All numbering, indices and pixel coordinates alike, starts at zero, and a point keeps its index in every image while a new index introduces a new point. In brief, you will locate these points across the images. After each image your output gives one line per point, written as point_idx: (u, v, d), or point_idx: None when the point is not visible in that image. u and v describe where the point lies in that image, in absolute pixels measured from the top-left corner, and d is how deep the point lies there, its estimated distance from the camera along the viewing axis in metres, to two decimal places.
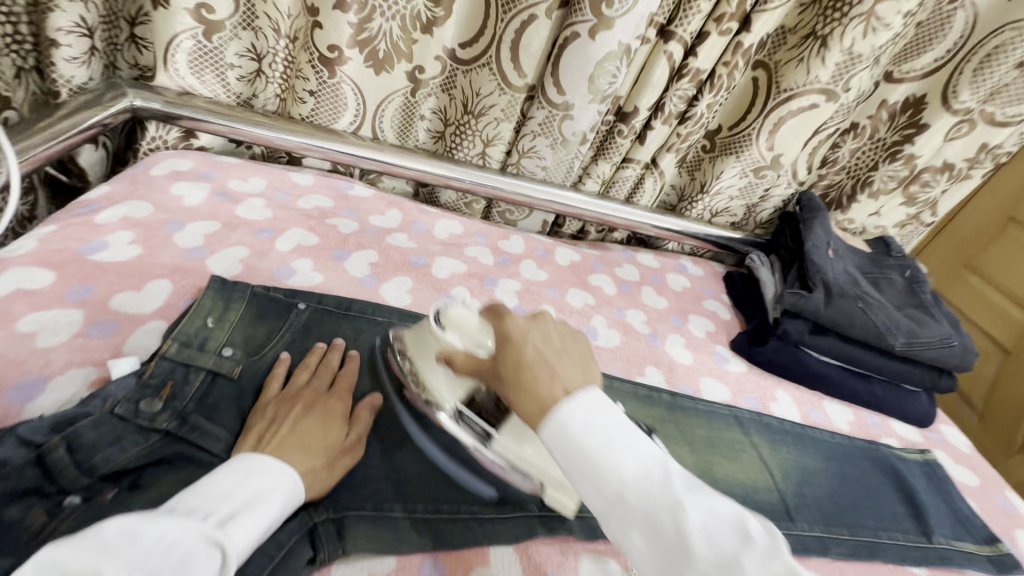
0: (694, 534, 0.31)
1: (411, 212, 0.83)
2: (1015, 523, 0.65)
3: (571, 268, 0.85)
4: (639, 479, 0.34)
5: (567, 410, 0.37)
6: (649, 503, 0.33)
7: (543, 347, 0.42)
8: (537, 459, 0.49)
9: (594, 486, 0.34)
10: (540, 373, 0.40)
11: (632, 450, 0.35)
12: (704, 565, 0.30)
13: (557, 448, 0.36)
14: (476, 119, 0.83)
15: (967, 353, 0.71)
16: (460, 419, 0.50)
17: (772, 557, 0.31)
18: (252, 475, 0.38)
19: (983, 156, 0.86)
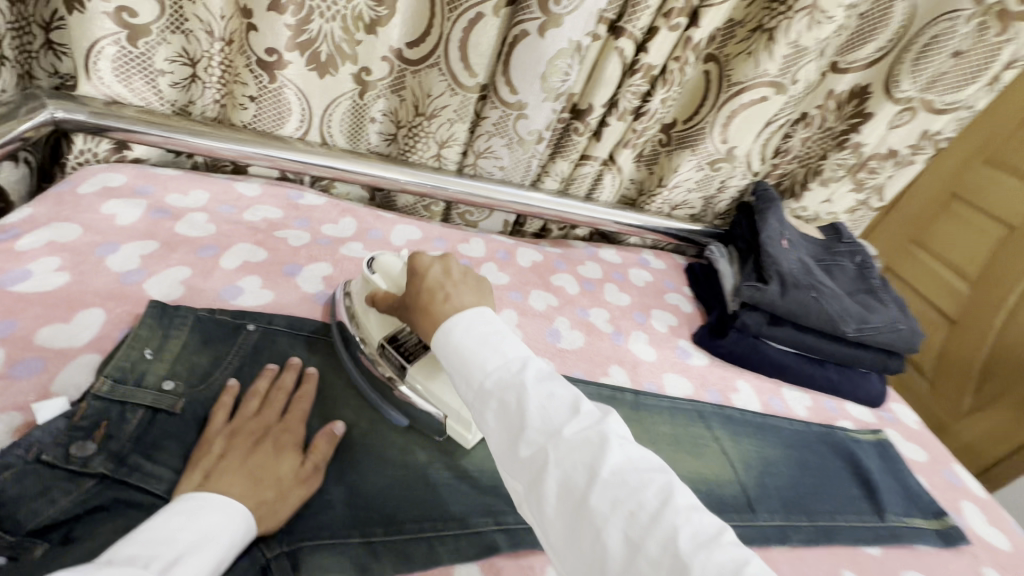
0: (532, 410, 0.39)
1: (366, 219, 0.81)
2: (961, 494, 0.68)
3: (533, 269, 0.84)
4: (500, 372, 0.41)
5: (453, 321, 0.45)
6: (504, 387, 0.41)
7: (446, 278, 0.50)
8: (443, 393, 0.51)
9: (463, 377, 0.42)
10: (437, 297, 0.48)
11: (499, 347, 0.43)
12: (532, 432, 0.38)
13: (443, 351, 0.44)
14: (429, 120, 0.81)
15: (913, 335, 0.74)
16: (381, 353, 0.53)
17: (592, 428, 0.39)
18: (197, 516, 0.38)
19: (926, 142, 0.88)
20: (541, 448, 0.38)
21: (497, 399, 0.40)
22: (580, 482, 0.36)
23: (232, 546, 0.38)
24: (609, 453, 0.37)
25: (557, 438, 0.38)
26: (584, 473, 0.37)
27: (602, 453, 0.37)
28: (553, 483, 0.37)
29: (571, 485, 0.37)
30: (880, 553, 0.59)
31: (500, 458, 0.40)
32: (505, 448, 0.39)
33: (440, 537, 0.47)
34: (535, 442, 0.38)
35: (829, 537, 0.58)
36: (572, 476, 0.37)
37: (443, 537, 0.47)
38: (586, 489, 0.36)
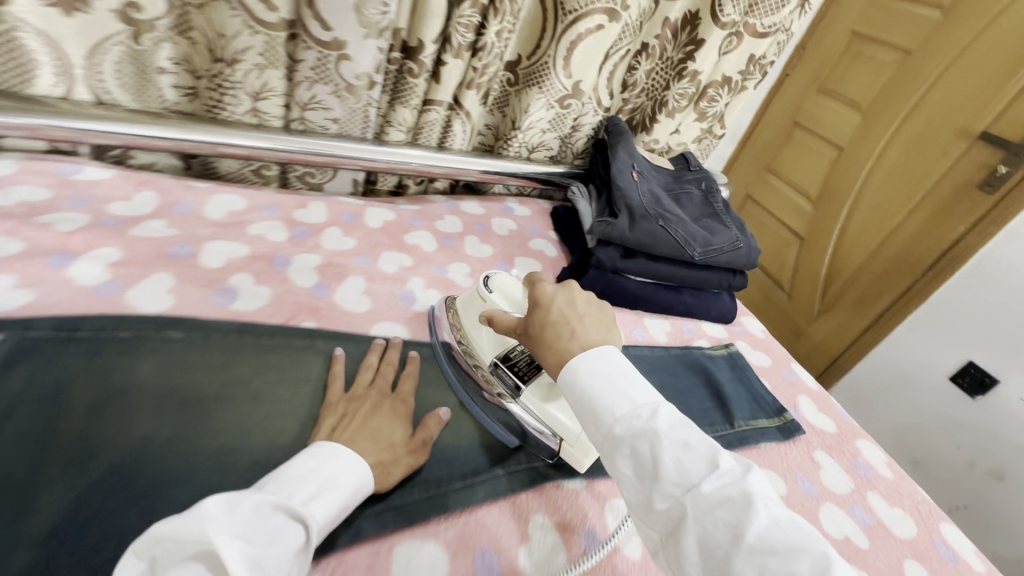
0: (665, 462, 0.37)
1: (172, 191, 0.68)
2: (798, 389, 0.76)
3: (384, 229, 0.77)
4: (628, 415, 0.41)
5: (578, 360, 0.45)
6: (636, 436, 0.39)
7: (569, 310, 0.50)
8: (559, 416, 0.53)
9: (593, 421, 0.42)
10: (561, 331, 0.49)
11: (627, 392, 0.42)
12: (667, 484, 0.37)
13: (570, 393, 0.44)
14: (231, 67, 0.69)
15: (751, 252, 0.79)
16: (495, 372, 0.57)
17: (732, 484, 0.36)
18: (331, 459, 0.42)
19: (753, 67, 0.93)
20: (678, 502, 0.36)
21: (628, 449, 0.39)
22: (722, 542, 0.35)
23: (358, 491, 0.42)
24: (752, 518, 0.34)
25: (694, 493, 0.36)
26: (725, 532, 0.35)
27: (747, 514, 0.34)
28: (691, 540, 0.35)
29: (711, 546, 0.35)
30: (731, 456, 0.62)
31: (637, 505, 0.39)
32: (639, 495, 0.39)
33: None
34: (672, 496, 0.37)
35: None
36: (712, 535, 0.35)
37: None
38: (728, 551, 0.34)
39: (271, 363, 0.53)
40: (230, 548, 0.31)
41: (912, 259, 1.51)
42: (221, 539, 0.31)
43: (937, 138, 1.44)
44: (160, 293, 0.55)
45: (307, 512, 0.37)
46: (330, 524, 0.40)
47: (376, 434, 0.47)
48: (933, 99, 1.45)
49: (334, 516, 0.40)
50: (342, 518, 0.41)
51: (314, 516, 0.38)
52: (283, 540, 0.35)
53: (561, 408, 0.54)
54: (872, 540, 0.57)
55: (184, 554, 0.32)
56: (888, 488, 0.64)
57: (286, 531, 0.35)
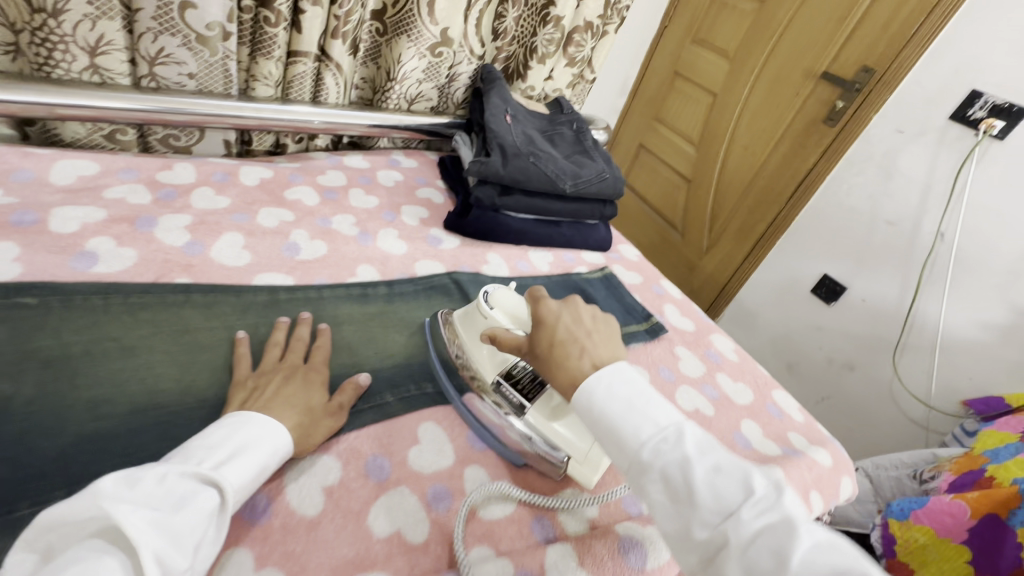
0: (698, 485, 0.37)
1: (8, 158, 0.62)
2: (664, 299, 0.86)
3: (261, 186, 0.76)
4: (655, 438, 0.40)
5: (593, 379, 0.44)
6: (663, 458, 0.39)
7: (574, 333, 0.49)
8: (570, 435, 0.54)
9: (617, 446, 0.41)
10: (569, 350, 0.48)
11: (649, 414, 0.41)
12: (703, 511, 0.36)
13: (590, 417, 0.43)
14: (56, 20, 0.63)
15: (617, 182, 0.87)
16: (499, 391, 0.55)
17: (770, 508, 0.35)
18: (246, 429, 0.41)
19: (611, 12, 1.00)
20: (716, 529, 0.35)
21: (659, 476, 0.39)
22: (767, 570, 0.33)
23: (275, 455, 0.42)
24: (797, 542, 0.33)
25: (733, 519, 0.35)
26: (770, 559, 0.33)
27: (789, 537, 0.33)
28: (737, 573, 0.33)
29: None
30: None
31: (673, 536, 0.38)
32: (678, 529, 0.37)
33: None
34: (709, 523, 0.35)
35: None
36: (756, 563, 0.33)
37: None
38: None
39: (146, 319, 0.52)
40: (130, 517, 0.31)
41: (777, 190, 1.71)
42: (122, 512, 0.30)
43: (791, 79, 1.62)
44: (5, 262, 0.52)
45: (220, 475, 0.37)
46: (248, 488, 0.40)
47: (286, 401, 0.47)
48: (786, 44, 1.62)
49: (252, 477, 0.40)
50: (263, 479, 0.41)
51: (229, 479, 0.37)
52: (195, 505, 0.34)
53: (568, 423, 0.54)
54: (717, 408, 0.68)
55: (86, 532, 0.31)
56: (733, 368, 0.76)
57: (201, 496, 0.35)
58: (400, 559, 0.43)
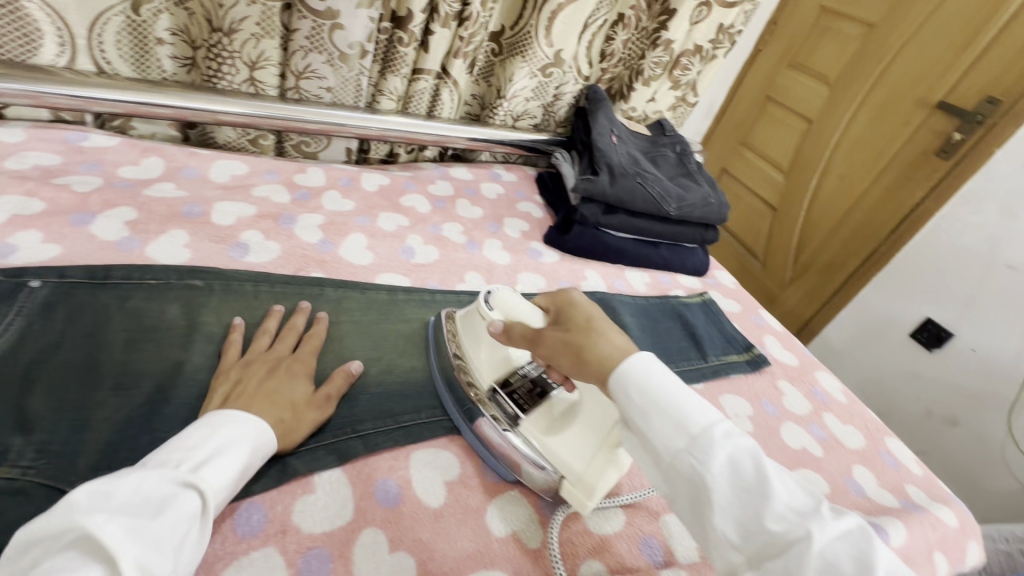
0: (771, 479, 0.36)
1: (177, 157, 0.71)
2: (764, 331, 0.83)
3: (380, 193, 0.82)
4: (722, 432, 0.38)
5: (651, 362, 0.42)
6: (732, 450, 0.37)
7: (607, 318, 0.47)
8: (562, 452, 0.48)
9: (679, 429, 0.38)
10: (605, 330, 0.46)
11: (711, 409, 0.40)
12: (779, 504, 0.35)
13: (643, 402, 0.40)
14: (228, 38, 0.72)
15: (721, 208, 0.86)
16: (494, 397, 0.52)
17: (843, 516, 0.35)
18: (230, 426, 0.40)
19: (723, 36, 0.99)
20: (797, 525, 0.34)
21: (727, 465, 0.37)
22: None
23: (260, 450, 0.41)
24: (878, 550, 0.33)
25: (815, 518, 0.34)
26: (850, 563, 0.32)
27: (867, 542, 0.33)
28: (812, 565, 0.32)
29: (832, 573, 0.32)
30: (704, 386, 0.69)
31: (730, 524, 0.35)
32: (745, 520, 0.35)
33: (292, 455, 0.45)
34: (785, 517, 0.34)
35: None
36: (836, 566, 0.32)
37: (302, 459, 0.45)
38: None
39: (288, 308, 0.58)
40: (105, 529, 0.29)
41: (876, 224, 1.59)
42: (96, 522, 0.29)
43: (899, 107, 1.51)
44: (179, 247, 0.59)
45: (200, 477, 0.36)
46: (231, 487, 0.38)
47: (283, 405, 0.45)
48: (896, 71, 1.52)
49: (235, 478, 0.38)
50: (248, 476, 0.40)
51: (209, 481, 0.36)
52: (174, 509, 0.33)
53: (564, 439, 0.49)
54: (826, 450, 0.65)
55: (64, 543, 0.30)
56: (842, 410, 0.72)
57: (180, 498, 0.34)
58: (518, 561, 0.44)
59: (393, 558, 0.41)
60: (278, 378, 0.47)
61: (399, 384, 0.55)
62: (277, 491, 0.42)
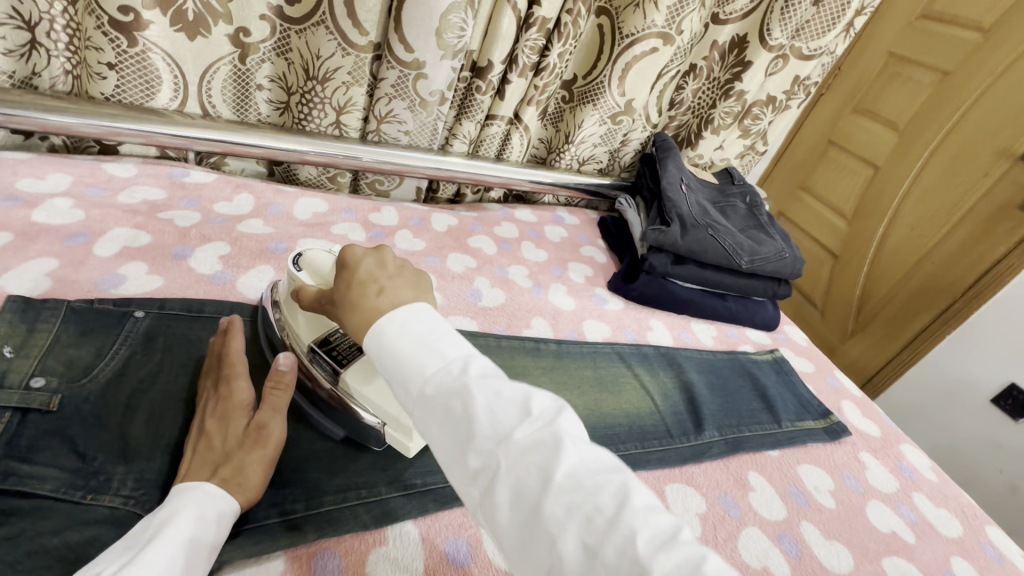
0: (477, 414, 0.31)
1: (265, 194, 0.75)
2: (842, 395, 0.78)
3: (449, 233, 0.83)
4: (441, 372, 0.33)
5: (383, 318, 0.36)
6: (446, 392, 0.32)
7: (369, 274, 0.40)
8: (377, 399, 0.46)
9: (400, 385, 0.34)
10: (368, 290, 0.39)
11: (438, 347, 0.34)
12: (481, 439, 0.31)
13: (377, 361, 0.35)
14: (322, 84, 0.76)
15: (795, 262, 0.83)
16: (312, 359, 0.48)
17: (543, 429, 0.31)
18: (175, 507, 0.36)
19: (797, 88, 0.98)
20: (492, 458, 0.30)
21: (439, 408, 0.32)
22: (533, 487, 0.29)
23: (219, 522, 0.37)
24: (564, 459, 0.29)
25: (507, 442, 0.30)
26: (535, 477, 0.29)
27: (557, 456, 0.29)
28: (506, 495, 0.30)
29: (523, 491, 0.29)
30: (781, 454, 0.65)
31: (449, 469, 0.32)
32: (453, 459, 0.32)
33: (369, 504, 0.44)
34: (486, 451, 0.31)
35: (737, 447, 0.63)
36: (523, 482, 0.30)
37: (377, 508, 0.44)
38: (539, 495, 0.29)
39: None
40: None
41: (948, 281, 1.50)
42: None
43: (975, 157, 1.44)
44: (265, 283, 0.62)
45: (129, 571, 0.31)
46: (188, 562, 0.34)
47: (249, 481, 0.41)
48: (971, 121, 1.45)
49: (185, 550, 0.34)
50: (213, 542, 0.36)
51: (138, 568, 0.32)
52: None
53: (376, 386, 0.46)
54: (919, 535, 0.59)
55: None
56: (933, 490, 0.66)
57: None
58: None
59: None
60: (253, 440, 0.42)
61: None
62: (354, 541, 0.42)
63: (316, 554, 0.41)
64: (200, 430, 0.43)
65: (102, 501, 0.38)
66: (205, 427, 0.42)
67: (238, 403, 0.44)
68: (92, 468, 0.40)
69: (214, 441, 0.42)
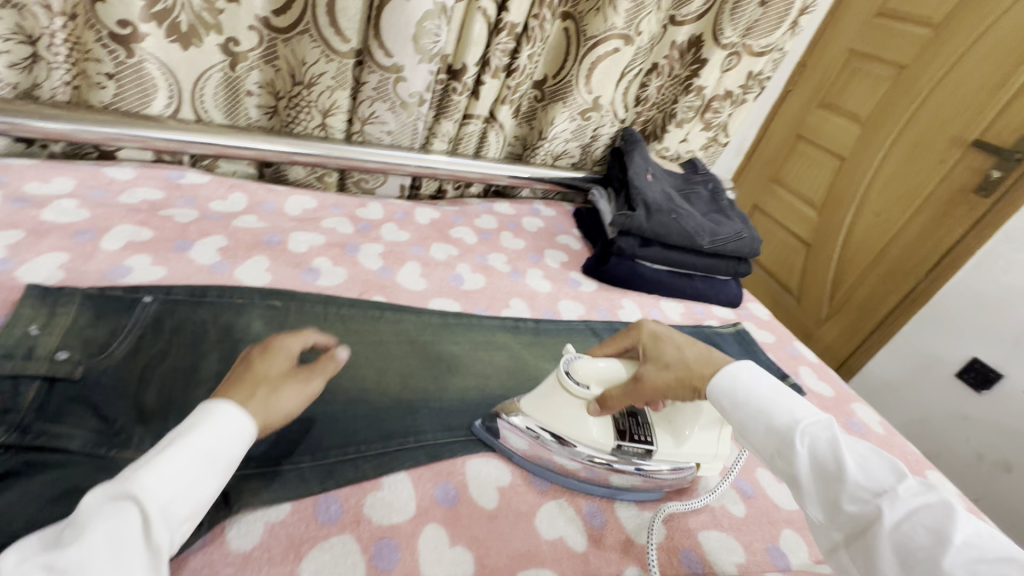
0: (850, 466, 0.40)
1: (257, 193, 0.80)
2: (799, 361, 0.85)
3: (432, 225, 0.89)
4: (809, 422, 0.44)
5: (735, 373, 0.49)
6: (810, 436, 0.43)
7: (685, 338, 0.53)
8: (698, 448, 0.56)
9: (765, 426, 0.45)
10: (695, 359, 0.51)
11: (795, 402, 0.46)
12: (858, 486, 0.40)
13: (730, 405, 0.48)
14: (307, 89, 0.82)
15: (753, 242, 0.90)
16: (623, 454, 0.53)
17: (926, 492, 0.38)
18: (194, 420, 0.38)
19: (752, 82, 1.05)
20: (873, 505, 0.38)
21: (807, 452, 0.43)
22: (923, 542, 0.36)
23: (236, 439, 0.39)
24: (957, 521, 0.36)
25: (890, 497, 0.38)
26: (927, 535, 0.36)
27: (948, 517, 0.36)
28: (886, 543, 0.37)
29: (908, 543, 0.36)
30: None
31: (817, 508, 0.42)
32: (825, 499, 0.41)
33: (364, 458, 0.50)
34: (863, 499, 0.39)
35: None
36: (910, 534, 0.37)
37: (371, 460, 0.50)
38: (933, 552, 0.35)
39: (354, 328, 0.63)
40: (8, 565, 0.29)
41: (913, 264, 1.58)
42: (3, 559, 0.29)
43: (932, 145, 1.53)
44: (262, 271, 0.67)
45: (136, 479, 0.34)
46: (195, 473, 0.36)
47: (279, 410, 0.44)
48: (928, 110, 1.54)
49: (191, 463, 0.36)
50: (223, 453, 0.38)
51: (144, 479, 0.34)
52: (103, 523, 0.31)
53: (690, 441, 0.55)
54: None
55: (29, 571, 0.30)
56: (880, 441, 0.73)
57: (114, 506, 0.33)
58: (565, 563, 0.47)
59: (453, 551, 0.45)
60: (294, 376, 0.47)
61: (454, 403, 0.59)
62: (352, 488, 0.47)
63: (318, 499, 0.46)
64: (246, 359, 0.46)
65: (125, 455, 0.43)
66: (252, 357, 0.46)
67: (285, 350, 0.48)
68: (113, 429, 0.44)
69: (258, 368, 0.45)
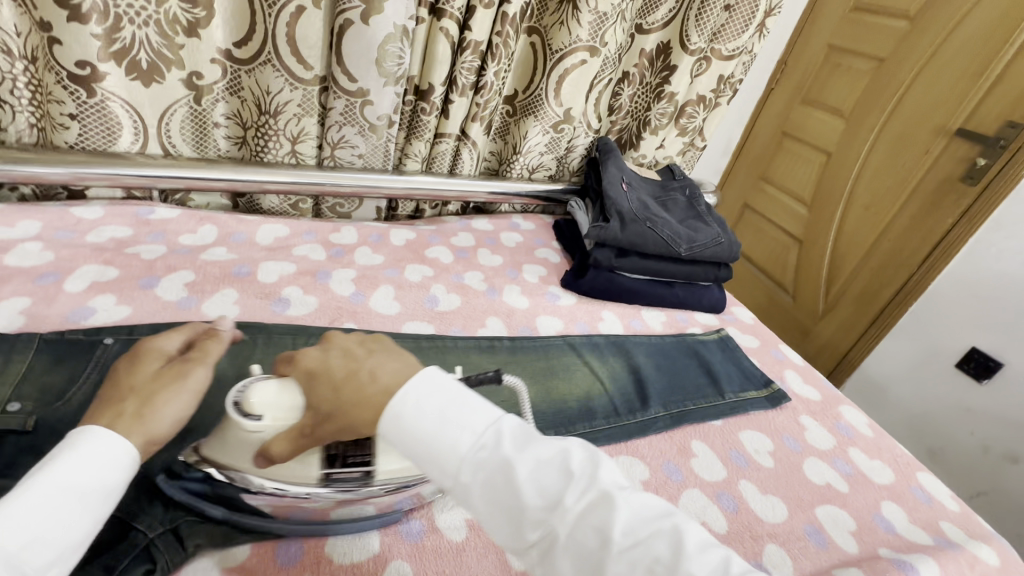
0: (525, 486, 0.37)
1: (228, 224, 0.80)
2: (784, 365, 0.84)
3: (408, 247, 0.88)
4: (475, 448, 0.38)
5: (401, 402, 0.39)
6: (483, 469, 0.37)
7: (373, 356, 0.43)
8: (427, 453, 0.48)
9: (435, 466, 0.38)
10: (374, 379, 0.41)
11: (464, 423, 0.39)
12: (533, 509, 0.36)
13: (399, 441, 0.39)
14: (274, 118, 0.82)
15: (732, 246, 0.89)
16: (333, 484, 0.45)
17: (589, 488, 0.37)
18: (61, 454, 0.36)
19: (724, 86, 1.05)
20: (548, 525, 0.36)
21: (484, 483, 0.37)
22: (592, 545, 0.35)
23: (109, 468, 0.37)
24: (616, 516, 0.36)
25: (562, 510, 0.36)
26: (594, 537, 0.36)
27: (610, 514, 0.36)
28: (565, 555, 0.36)
29: (582, 551, 0.36)
30: (723, 423, 0.69)
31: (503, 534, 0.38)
32: (508, 528, 0.38)
33: None
34: (540, 520, 0.36)
35: (681, 420, 0.67)
36: (584, 540, 0.36)
37: None
38: (601, 555, 0.35)
39: None
40: None
41: (905, 256, 1.56)
42: None
43: (916, 137, 1.52)
44: (228, 304, 0.66)
45: None
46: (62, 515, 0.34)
47: (162, 420, 0.42)
48: (910, 102, 1.54)
49: (56, 504, 0.34)
50: (98, 490, 0.36)
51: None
52: None
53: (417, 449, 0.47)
54: (852, 484, 0.64)
55: None
56: (868, 444, 0.71)
57: None
58: None
59: None
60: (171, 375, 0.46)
61: None
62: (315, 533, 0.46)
63: (278, 543, 0.45)
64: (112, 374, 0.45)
65: None
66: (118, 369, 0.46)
67: (159, 351, 0.48)
68: None
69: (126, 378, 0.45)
